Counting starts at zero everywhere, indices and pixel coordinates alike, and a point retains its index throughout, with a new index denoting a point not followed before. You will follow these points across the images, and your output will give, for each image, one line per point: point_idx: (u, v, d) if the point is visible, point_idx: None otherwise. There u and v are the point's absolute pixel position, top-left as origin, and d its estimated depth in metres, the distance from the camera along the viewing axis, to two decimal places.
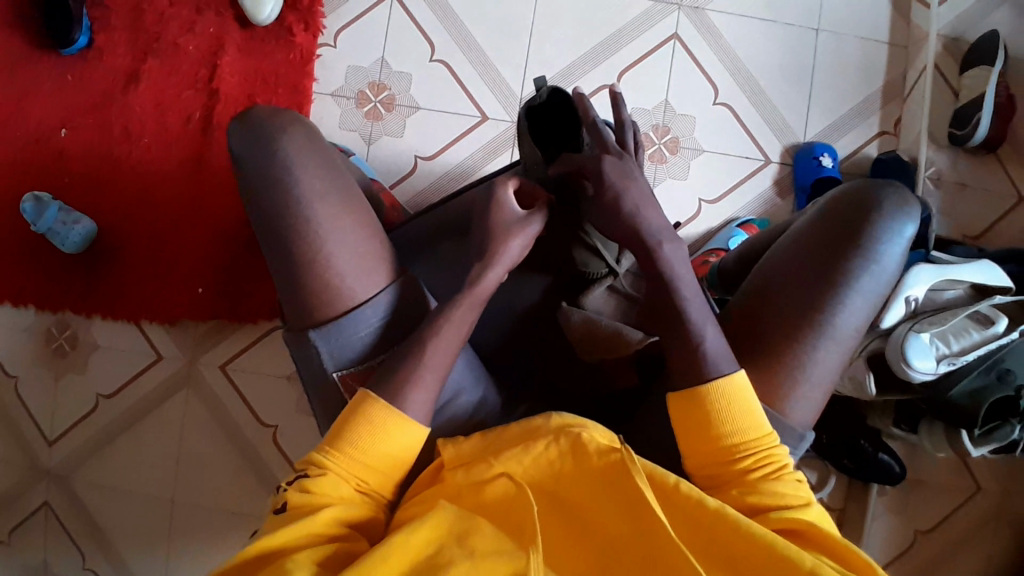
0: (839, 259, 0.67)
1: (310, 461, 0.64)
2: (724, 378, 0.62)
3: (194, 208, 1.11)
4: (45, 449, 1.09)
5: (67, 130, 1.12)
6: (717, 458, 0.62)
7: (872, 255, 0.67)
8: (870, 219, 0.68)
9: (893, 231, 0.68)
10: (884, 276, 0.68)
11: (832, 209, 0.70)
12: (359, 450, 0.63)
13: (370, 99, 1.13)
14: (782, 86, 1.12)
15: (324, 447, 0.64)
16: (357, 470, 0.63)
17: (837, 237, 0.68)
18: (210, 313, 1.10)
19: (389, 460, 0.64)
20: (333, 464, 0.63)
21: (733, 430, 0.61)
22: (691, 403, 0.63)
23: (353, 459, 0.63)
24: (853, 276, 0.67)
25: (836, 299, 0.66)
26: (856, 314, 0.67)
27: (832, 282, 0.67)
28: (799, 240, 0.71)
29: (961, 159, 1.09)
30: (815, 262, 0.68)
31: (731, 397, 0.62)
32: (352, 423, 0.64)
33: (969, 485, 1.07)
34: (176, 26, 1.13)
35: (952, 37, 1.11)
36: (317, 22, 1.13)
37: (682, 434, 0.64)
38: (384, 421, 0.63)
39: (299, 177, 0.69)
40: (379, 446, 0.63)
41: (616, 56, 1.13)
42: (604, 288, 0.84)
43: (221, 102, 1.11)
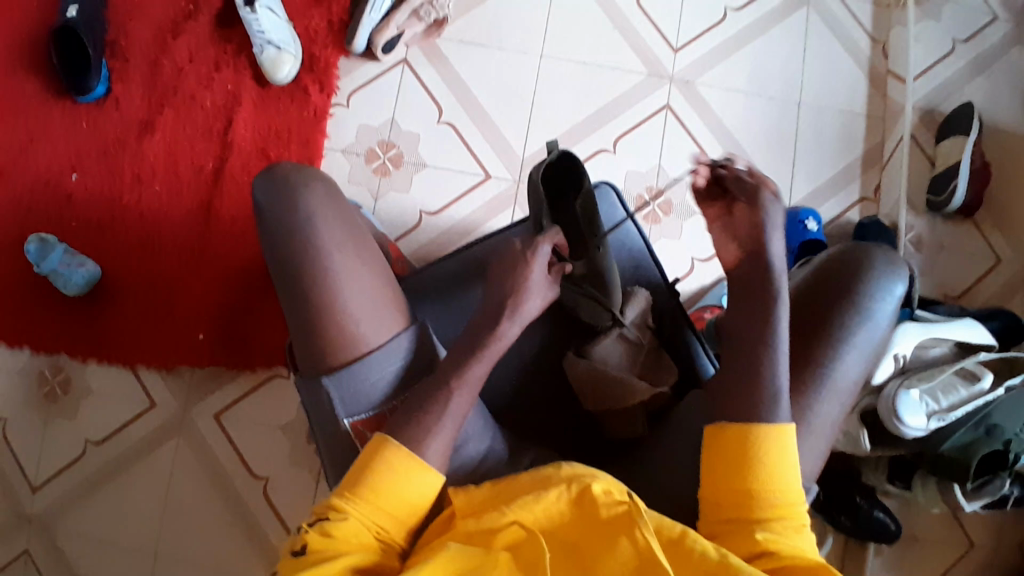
0: (835, 314, 0.70)
1: (327, 505, 0.64)
2: (772, 424, 0.61)
3: (200, 254, 1.12)
4: (28, 494, 1.06)
5: (77, 175, 1.14)
6: (741, 500, 0.60)
7: (866, 313, 0.70)
8: (864, 277, 0.71)
9: (885, 291, 0.72)
10: (878, 331, 0.71)
11: (830, 266, 0.74)
12: (377, 497, 0.63)
13: (379, 156, 1.18)
14: (767, 153, 1.20)
15: (342, 492, 0.64)
16: (376, 516, 0.63)
17: (833, 296, 0.71)
18: (209, 360, 1.10)
19: (405, 507, 0.64)
20: (354, 509, 0.62)
21: (766, 479, 0.60)
22: (731, 440, 0.62)
23: (371, 506, 0.63)
24: (850, 334, 0.70)
25: (833, 352, 0.69)
26: (853, 368, 0.70)
27: (829, 340, 0.70)
28: (796, 297, 0.74)
29: (940, 223, 1.16)
30: (813, 320, 0.71)
31: (773, 444, 0.61)
32: (371, 470, 0.64)
33: (962, 541, 1.07)
34: (194, 80, 1.17)
35: (927, 109, 1.20)
36: (331, 83, 1.19)
37: (712, 470, 0.62)
38: (402, 467, 0.64)
39: (322, 224, 0.71)
40: (398, 492, 0.64)
41: (614, 122, 1.20)
42: (614, 337, 0.85)
43: (234, 154, 1.15)
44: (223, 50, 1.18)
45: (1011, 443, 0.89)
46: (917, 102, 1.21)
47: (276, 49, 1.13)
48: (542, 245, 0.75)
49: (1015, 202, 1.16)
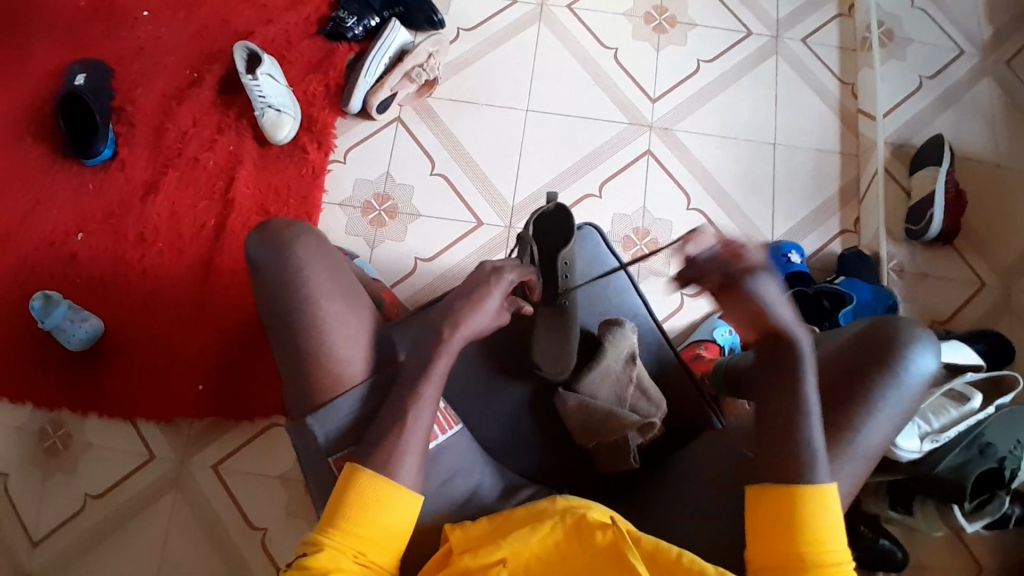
0: (864, 380, 0.71)
1: (308, 541, 0.64)
2: (813, 485, 0.63)
3: (201, 308, 1.15)
4: (27, 551, 1.05)
5: (83, 235, 1.19)
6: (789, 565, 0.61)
7: (896, 381, 0.70)
8: (897, 345, 0.71)
9: (917, 362, 0.71)
10: (906, 399, 0.71)
11: (863, 334, 0.74)
12: (355, 523, 0.63)
13: (375, 208, 1.23)
14: (746, 194, 1.25)
15: (322, 527, 0.64)
16: (356, 544, 0.63)
17: (862, 362, 0.72)
18: (208, 411, 1.11)
19: (386, 531, 0.64)
20: (331, 540, 0.63)
21: (809, 541, 0.61)
22: (770, 503, 0.64)
23: (349, 534, 0.63)
24: (877, 399, 0.70)
25: (857, 417, 0.70)
26: (877, 433, 0.70)
27: (854, 403, 0.70)
28: (827, 360, 0.75)
29: (920, 251, 1.19)
30: (841, 384, 0.72)
31: (816, 504, 0.63)
32: (346, 496, 0.65)
33: (971, 567, 1.03)
34: (198, 143, 1.24)
35: (899, 144, 1.26)
36: (328, 141, 1.25)
37: (756, 533, 0.64)
38: (373, 490, 0.65)
39: (319, 266, 0.75)
40: (375, 518, 0.64)
41: (598, 169, 1.26)
42: (597, 372, 0.87)
43: (235, 210, 1.20)
44: (226, 114, 1.25)
45: (1006, 460, 0.90)
46: (889, 137, 1.26)
47: (276, 111, 1.20)
48: (508, 273, 0.74)
49: (993, 228, 1.20)
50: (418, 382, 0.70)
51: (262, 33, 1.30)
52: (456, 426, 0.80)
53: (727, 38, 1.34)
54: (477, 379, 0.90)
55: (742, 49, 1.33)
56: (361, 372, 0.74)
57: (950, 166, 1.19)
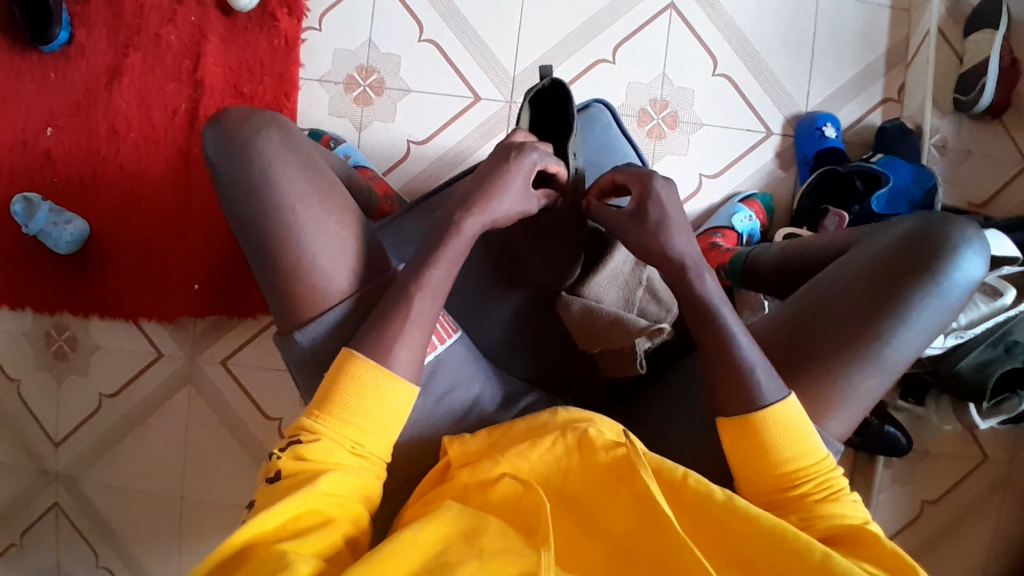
0: (905, 286, 0.64)
1: (299, 426, 0.61)
2: (776, 408, 0.60)
3: (186, 203, 1.08)
4: (51, 451, 1.10)
5: (53, 129, 1.09)
6: (772, 487, 0.60)
7: (937, 288, 0.64)
8: (943, 247, 0.64)
9: (962, 267, 0.64)
10: (946, 306, 0.64)
11: (912, 232, 0.66)
12: (353, 412, 0.60)
13: (359, 84, 1.10)
14: (781, 55, 1.09)
15: (312, 411, 0.61)
16: (352, 433, 0.60)
17: (903, 267, 0.64)
18: (206, 310, 1.09)
19: (379, 416, 0.61)
20: (326, 428, 0.59)
21: (797, 455, 0.59)
22: (741, 431, 0.61)
23: (343, 423, 0.60)
24: (914, 308, 0.64)
25: (891, 326, 0.63)
26: (911, 344, 0.64)
27: (889, 311, 0.64)
28: (864, 263, 0.67)
29: (966, 125, 1.06)
30: (878, 290, 0.65)
31: (784, 424, 0.59)
32: (344, 382, 0.61)
33: (975, 453, 1.04)
34: (156, 15, 1.09)
35: (954, 1, 1.05)
36: (300, 5, 1.09)
37: (738, 460, 0.61)
38: (374, 382, 0.61)
39: (294, 168, 0.66)
40: (370, 407, 0.61)
41: (611, 30, 1.09)
42: (603, 276, 0.81)
43: (206, 93, 1.08)
44: None
45: None
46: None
47: None
48: (529, 150, 0.71)
49: None
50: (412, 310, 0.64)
51: None
52: (457, 334, 0.77)
53: None
54: (476, 290, 0.85)
55: None
56: (345, 301, 0.67)
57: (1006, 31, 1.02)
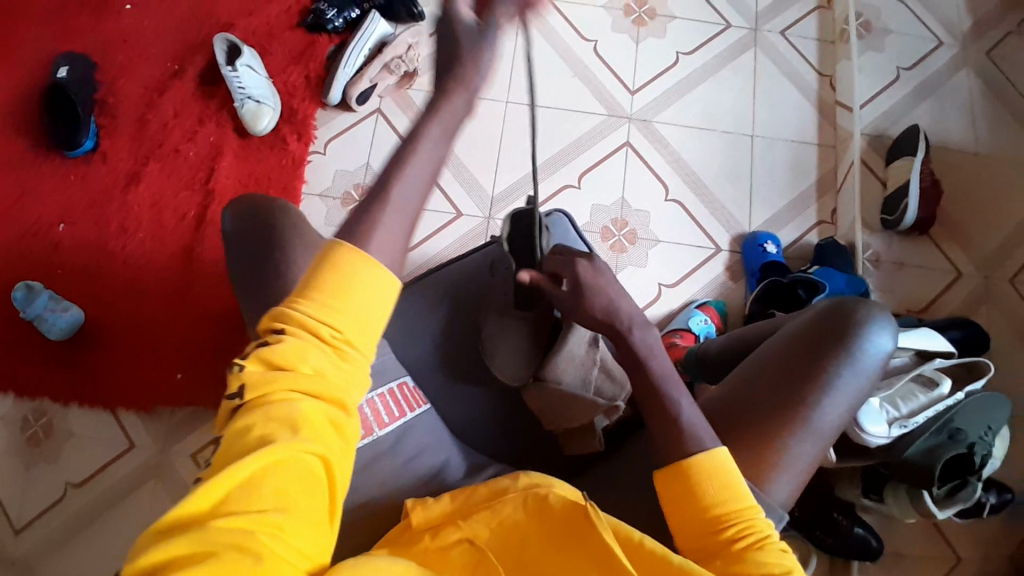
0: (824, 357, 0.71)
1: (270, 321, 0.48)
2: (704, 452, 0.62)
3: (181, 297, 1.16)
4: (9, 538, 1.06)
5: (65, 226, 1.19)
6: (704, 531, 0.60)
7: (852, 359, 0.71)
8: (852, 323, 0.72)
9: (873, 342, 0.72)
10: (863, 377, 0.71)
11: (826, 312, 0.74)
12: (333, 317, 0.47)
13: (355, 198, 1.24)
14: (724, 184, 1.25)
15: (286, 305, 0.48)
16: (332, 338, 0.47)
17: (821, 342, 0.72)
18: (185, 399, 1.11)
19: (363, 320, 0.48)
20: (299, 331, 0.47)
21: (722, 498, 0.60)
22: (674, 478, 0.62)
23: (321, 325, 0.47)
24: (835, 378, 0.70)
25: (816, 393, 0.69)
26: (837, 411, 0.70)
27: (811, 380, 0.70)
28: (787, 341, 0.74)
29: (897, 241, 1.20)
30: (801, 362, 0.71)
31: (710, 467, 0.61)
32: (321, 279, 0.48)
33: (949, 556, 1.04)
34: (179, 134, 1.24)
35: (876, 135, 1.27)
36: (309, 132, 1.26)
37: (671, 507, 0.62)
38: (357, 278, 0.48)
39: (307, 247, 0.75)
40: (357, 310, 0.48)
41: (577, 160, 1.26)
42: (560, 360, 0.79)
43: (216, 201, 1.20)
44: (207, 105, 1.26)
45: (975, 445, 0.89)
46: (866, 129, 1.27)
47: (256, 103, 1.21)
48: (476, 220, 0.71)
49: (970, 217, 1.21)
50: None
51: (243, 25, 1.31)
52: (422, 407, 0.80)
53: (706, 31, 1.35)
54: (447, 370, 0.89)
55: (721, 42, 1.34)
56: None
57: (924, 156, 1.20)
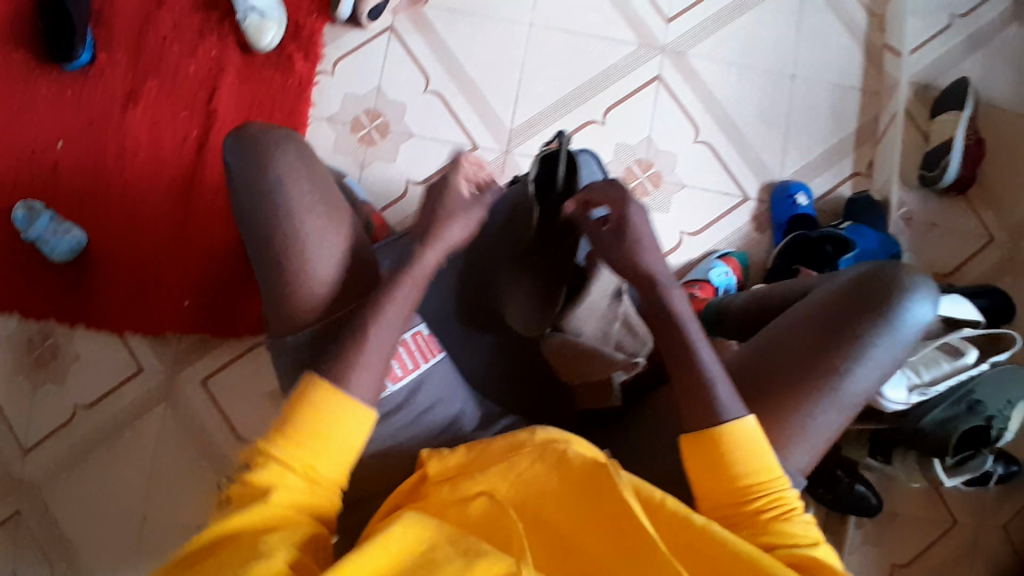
0: (857, 324, 0.68)
1: (252, 450, 0.59)
2: (735, 422, 0.61)
3: (185, 224, 1.12)
4: (17, 459, 1.07)
5: (64, 143, 1.13)
6: (729, 501, 0.61)
7: (887, 327, 0.68)
8: (893, 292, 0.68)
9: (912, 310, 0.68)
10: (896, 347, 0.68)
11: (863, 275, 0.70)
12: (309, 439, 0.58)
13: (364, 125, 1.17)
14: (758, 128, 1.18)
15: (267, 436, 0.59)
16: (306, 458, 0.58)
17: (856, 307, 0.68)
18: (193, 327, 1.10)
19: (334, 446, 0.59)
20: (278, 452, 0.57)
21: (751, 469, 0.60)
22: (703, 447, 0.62)
23: (297, 448, 0.58)
24: (866, 346, 0.67)
25: (845, 361, 0.67)
26: (865, 380, 0.67)
27: (841, 348, 0.67)
28: (819, 304, 0.71)
29: (932, 200, 1.14)
30: (832, 328, 0.68)
31: (741, 439, 0.61)
32: (302, 408, 0.59)
33: (945, 519, 1.05)
34: (179, 48, 1.16)
35: (922, 85, 1.18)
36: (316, 51, 1.17)
37: (696, 476, 0.62)
38: (331, 409, 0.59)
39: (309, 196, 0.68)
40: (328, 436, 0.59)
41: (603, 95, 1.18)
42: (582, 310, 0.77)
43: (219, 123, 1.14)
44: (208, 17, 1.17)
45: (993, 419, 0.88)
46: (913, 76, 1.18)
47: (259, 15, 1.12)
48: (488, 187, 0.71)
49: (1010, 180, 1.15)
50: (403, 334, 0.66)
51: None
52: (439, 354, 0.78)
53: None
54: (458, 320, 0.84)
55: None
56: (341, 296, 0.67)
57: (972, 111, 1.12)
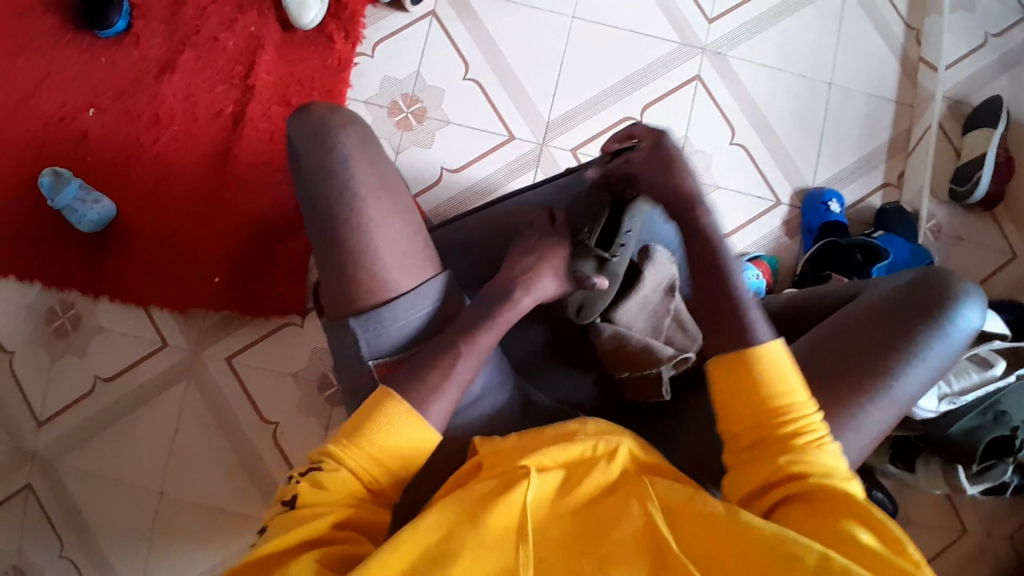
0: (912, 328, 0.69)
1: (322, 453, 0.59)
2: (766, 344, 0.61)
3: (217, 199, 1.11)
4: (32, 431, 1.06)
5: (95, 111, 1.11)
6: (759, 425, 0.59)
7: (942, 331, 0.69)
8: (946, 297, 0.70)
9: (964, 315, 0.70)
10: (948, 351, 0.69)
11: (917, 281, 0.72)
12: (379, 452, 0.59)
13: (401, 110, 1.16)
14: (793, 133, 1.19)
15: (340, 441, 0.59)
16: (372, 470, 0.58)
17: (911, 312, 0.70)
18: (221, 304, 1.09)
19: (399, 464, 0.59)
20: (348, 461, 0.58)
21: (783, 392, 0.59)
22: (736, 370, 0.62)
23: (367, 460, 0.58)
24: (920, 349, 0.68)
25: (900, 363, 0.68)
26: (917, 382, 0.68)
27: (897, 349, 0.68)
28: (873, 307, 0.72)
29: (960, 214, 1.16)
30: (886, 329, 0.69)
31: (772, 361, 0.61)
32: (374, 421, 0.60)
33: (956, 527, 1.07)
34: (217, 21, 1.14)
35: (956, 100, 1.19)
36: (357, 31, 1.16)
37: (727, 401, 0.61)
38: (403, 426, 0.60)
39: (374, 178, 0.69)
40: (395, 452, 0.59)
41: (641, 91, 1.18)
42: (637, 300, 0.79)
43: (256, 98, 1.12)
44: None
45: (1017, 429, 0.91)
46: (947, 92, 1.19)
47: None
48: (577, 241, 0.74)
49: None
50: (468, 330, 0.68)
51: None
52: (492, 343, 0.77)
53: None
54: None
55: None
56: (409, 282, 0.69)
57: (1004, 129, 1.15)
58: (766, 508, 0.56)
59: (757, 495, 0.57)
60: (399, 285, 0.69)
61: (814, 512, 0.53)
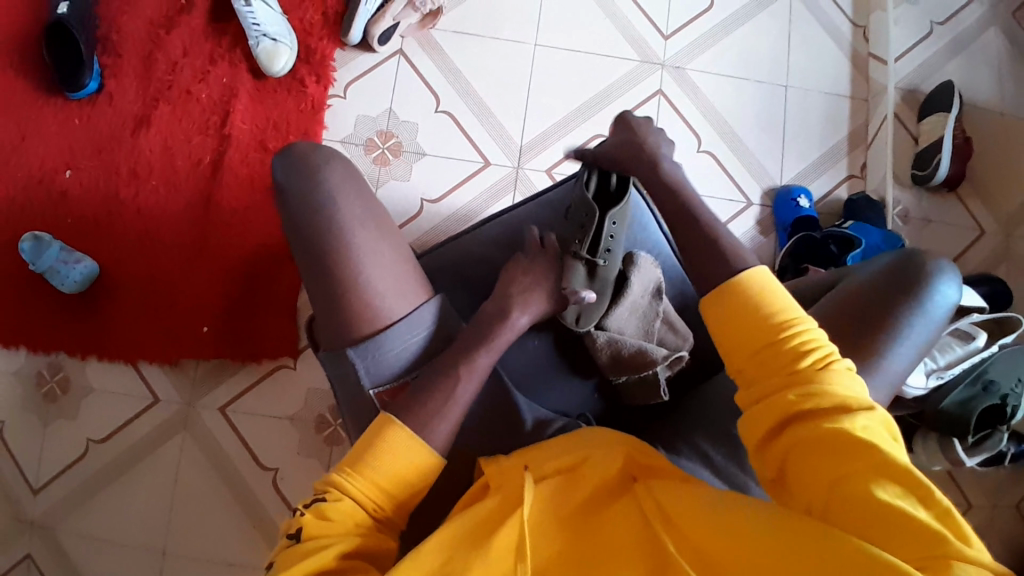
0: (894, 306, 0.71)
1: (325, 484, 0.58)
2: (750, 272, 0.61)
3: (200, 248, 1.11)
4: (29, 499, 1.04)
5: (72, 171, 1.12)
6: (764, 359, 0.56)
7: (922, 307, 0.71)
8: (924, 275, 0.72)
9: (942, 292, 0.72)
10: (930, 327, 0.71)
11: (895, 262, 0.74)
12: (383, 477, 0.58)
13: (378, 146, 1.19)
14: (757, 136, 1.23)
15: (342, 469, 0.58)
16: (377, 497, 0.57)
17: (891, 291, 0.72)
18: (212, 353, 1.08)
19: (403, 489, 0.59)
20: (353, 489, 0.57)
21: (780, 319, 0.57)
22: (729, 303, 0.60)
23: (372, 486, 0.57)
24: (904, 326, 0.70)
25: (886, 342, 0.70)
26: (903, 358, 0.70)
27: (880, 328, 0.70)
28: (853, 291, 0.74)
29: (925, 198, 1.21)
30: (868, 310, 0.72)
31: (762, 290, 0.59)
32: (376, 448, 0.59)
33: (962, 502, 1.08)
34: (190, 74, 1.17)
35: (909, 90, 1.25)
36: (328, 74, 1.19)
37: (726, 338, 0.59)
38: (405, 451, 0.59)
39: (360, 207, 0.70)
40: (399, 477, 0.59)
41: (608, 109, 1.22)
42: (627, 306, 0.81)
43: (233, 146, 1.14)
44: (219, 43, 1.18)
45: (1008, 396, 0.93)
46: (900, 83, 1.25)
47: (272, 41, 1.13)
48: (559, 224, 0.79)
49: (994, 177, 1.22)
50: (469, 348, 0.69)
51: None
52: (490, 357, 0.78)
53: None
54: None
55: None
56: (404, 306, 0.71)
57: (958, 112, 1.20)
58: (781, 447, 0.52)
59: (774, 434, 0.53)
60: (392, 307, 0.70)
61: (839, 457, 0.48)
